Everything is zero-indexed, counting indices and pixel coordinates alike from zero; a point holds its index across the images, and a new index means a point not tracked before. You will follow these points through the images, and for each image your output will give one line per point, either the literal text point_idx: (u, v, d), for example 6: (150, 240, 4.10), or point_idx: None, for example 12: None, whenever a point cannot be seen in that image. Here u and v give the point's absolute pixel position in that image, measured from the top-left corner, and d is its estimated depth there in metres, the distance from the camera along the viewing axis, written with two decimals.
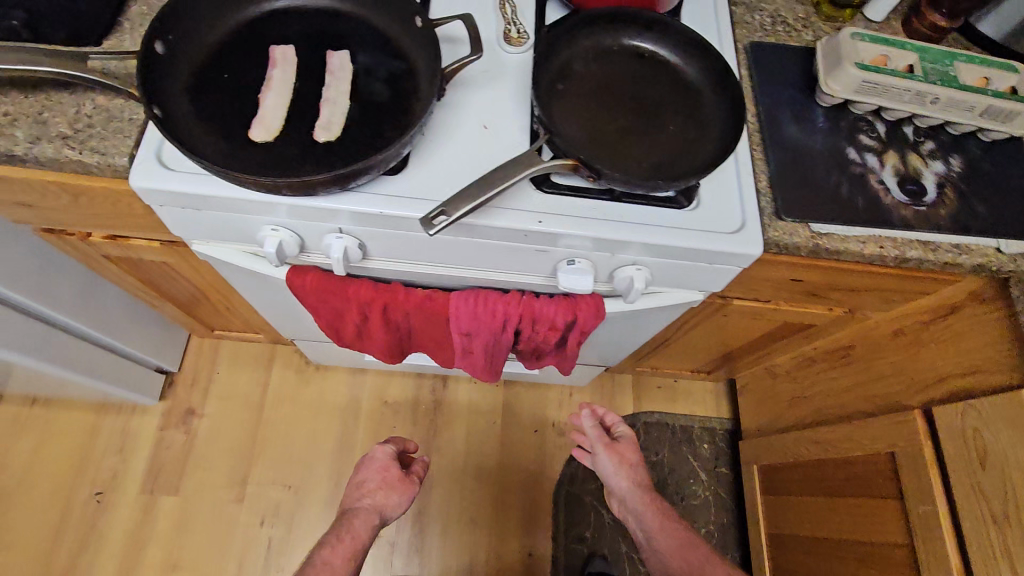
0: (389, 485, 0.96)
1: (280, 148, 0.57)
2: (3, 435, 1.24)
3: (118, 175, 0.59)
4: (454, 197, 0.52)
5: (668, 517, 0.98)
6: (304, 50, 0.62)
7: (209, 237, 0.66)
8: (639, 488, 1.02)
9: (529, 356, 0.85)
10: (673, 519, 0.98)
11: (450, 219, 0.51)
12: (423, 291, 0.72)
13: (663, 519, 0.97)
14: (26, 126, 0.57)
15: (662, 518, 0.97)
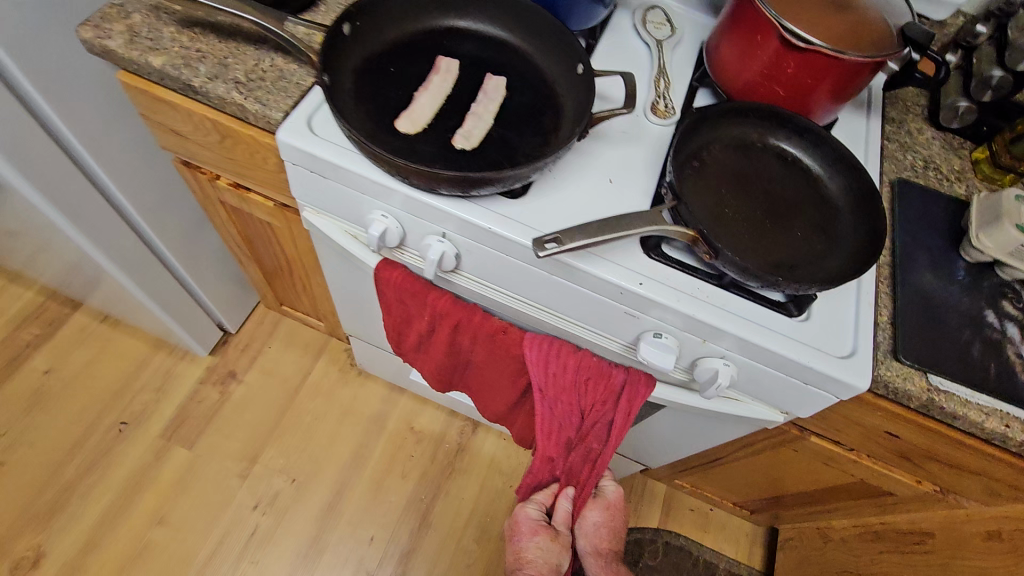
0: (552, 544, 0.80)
1: (419, 144, 0.59)
2: (66, 341, 1.29)
3: (269, 127, 0.63)
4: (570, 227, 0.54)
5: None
6: (466, 67, 0.66)
7: (323, 207, 0.69)
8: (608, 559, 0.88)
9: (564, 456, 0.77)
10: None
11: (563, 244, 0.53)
12: (500, 322, 0.70)
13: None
14: (210, 64, 0.63)
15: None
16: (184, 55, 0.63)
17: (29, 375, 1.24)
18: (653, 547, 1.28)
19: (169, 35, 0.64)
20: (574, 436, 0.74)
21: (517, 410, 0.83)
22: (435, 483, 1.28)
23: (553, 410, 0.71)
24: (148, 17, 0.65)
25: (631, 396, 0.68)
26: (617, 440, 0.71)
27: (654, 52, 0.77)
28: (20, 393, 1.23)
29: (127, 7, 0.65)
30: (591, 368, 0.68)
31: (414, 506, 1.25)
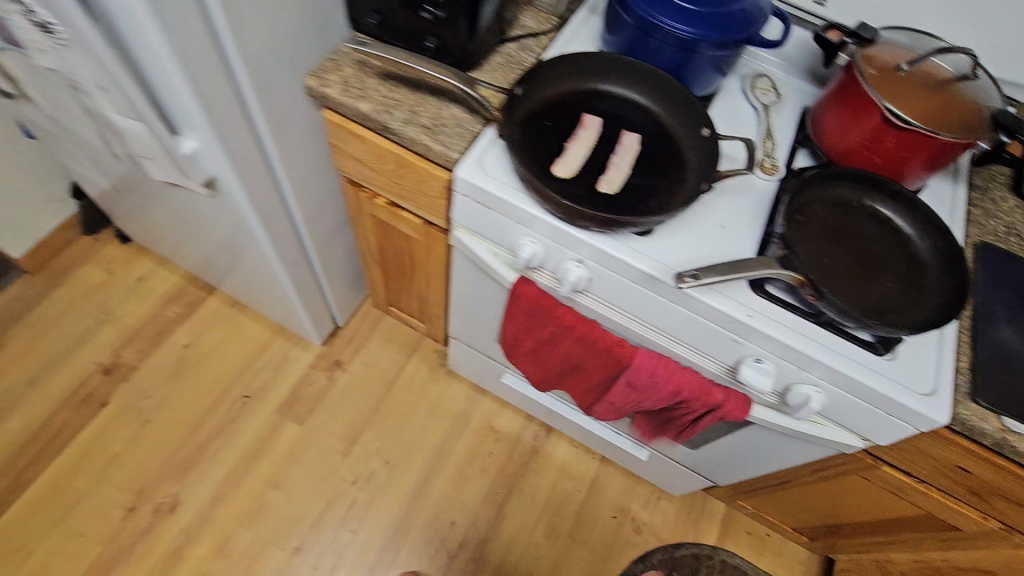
0: None
1: (571, 187, 0.73)
2: (202, 321, 1.49)
3: (447, 165, 0.78)
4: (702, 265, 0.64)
5: None
6: (607, 123, 0.79)
7: (475, 230, 0.83)
8: None
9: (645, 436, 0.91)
10: None
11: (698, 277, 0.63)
12: (617, 337, 0.82)
13: None
14: (404, 111, 0.78)
15: None
16: (385, 103, 0.79)
17: (172, 347, 1.44)
18: None
19: (372, 86, 0.80)
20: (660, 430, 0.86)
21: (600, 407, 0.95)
22: (511, 479, 1.40)
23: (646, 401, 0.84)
24: (355, 70, 0.81)
25: (725, 411, 0.78)
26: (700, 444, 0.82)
27: (761, 115, 0.89)
28: (164, 362, 1.42)
29: (339, 61, 0.81)
30: (693, 385, 0.78)
31: (491, 498, 1.37)
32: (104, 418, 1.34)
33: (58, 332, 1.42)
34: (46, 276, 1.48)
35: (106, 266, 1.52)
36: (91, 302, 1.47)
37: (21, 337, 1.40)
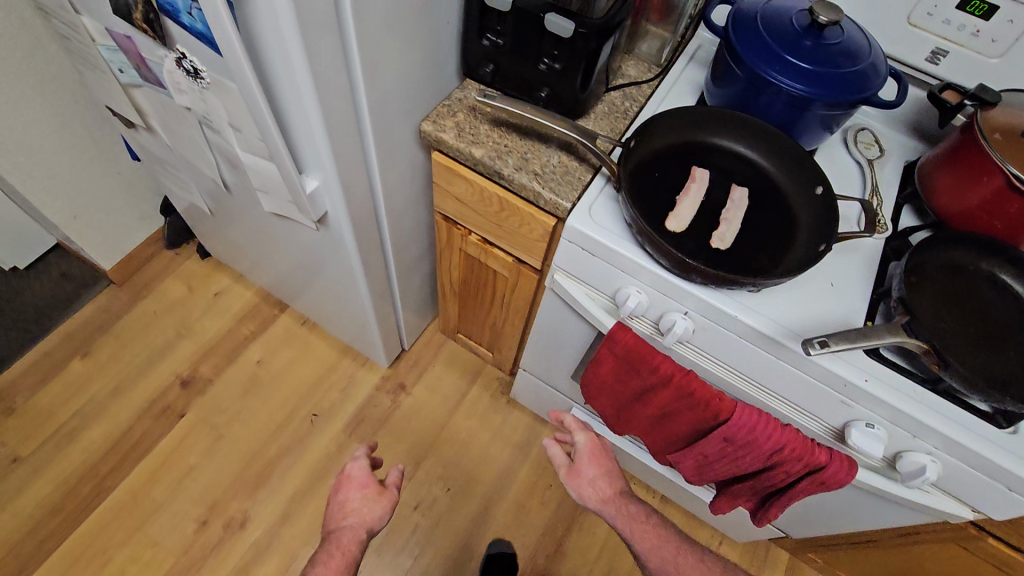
0: (592, 464, 0.95)
1: (682, 240, 0.73)
2: (275, 338, 1.54)
3: (556, 212, 0.79)
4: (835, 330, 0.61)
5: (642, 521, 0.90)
6: (715, 176, 0.79)
7: (575, 275, 0.84)
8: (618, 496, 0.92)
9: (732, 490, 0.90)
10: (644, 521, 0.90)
11: (833, 346, 0.60)
12: (715, 390, 0.81)
13: (635, 523, 0.89)
14: (516, 158, 0.80)
15: (632, 522, 0.89)
16: (497, 149, 0.81)
17: (246, 363, 1.49)
18: None
19: (485, 132, 0.82)
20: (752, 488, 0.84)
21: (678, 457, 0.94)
22: (571, 513, 1.39)
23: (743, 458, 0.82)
24: (468, 116, 0.84)
25: (828, 473, 0.77)
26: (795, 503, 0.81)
27: (864, 169, 0.87)
28: (238, 377, 1.47)
29: (453, 107, 0.84)
30: (798, 445, 0.78)
31: (551, 532, 1.37)
32: (182, 430, 1.39)
33: (142, 343, 1.49)
34: (131, 288, 1.56)
35: (187, 281, 1.59)
36: (172, 315, 1.53)
37: (108, 347, 1.47)
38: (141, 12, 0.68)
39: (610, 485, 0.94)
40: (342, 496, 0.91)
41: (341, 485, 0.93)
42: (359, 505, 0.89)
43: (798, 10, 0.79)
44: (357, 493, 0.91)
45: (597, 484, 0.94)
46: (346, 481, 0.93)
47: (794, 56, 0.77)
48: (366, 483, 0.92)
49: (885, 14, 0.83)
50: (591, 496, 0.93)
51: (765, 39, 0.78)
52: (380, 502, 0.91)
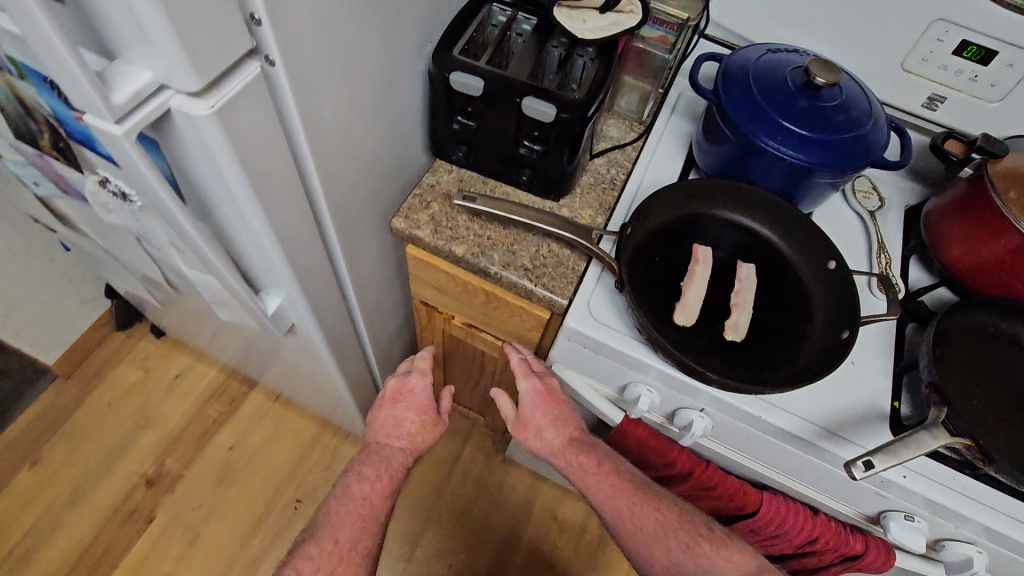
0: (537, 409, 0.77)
1: (694, 335, 0.67)
2: (245, 418, 1.42)
3: (551, 309, 0.72)
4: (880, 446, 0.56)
5: (598, 474, 0.73)
6: (718, 253, 0.73)
7: (576, 369, 0.77)
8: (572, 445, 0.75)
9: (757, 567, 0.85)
10: (602, 474, 0.73)
11: (878, 466, 0.55)
12: (737, 481, 0.76)
13: (589, 475, 0.73)
14: (501, 252, 0.72)
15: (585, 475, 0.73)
16: (480, 243, 0.73)
17: (217, 450, 1.37)
18: None
19: (463, 223, 0.74)
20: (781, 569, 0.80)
21: None
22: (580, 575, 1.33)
23: (770, 548, 0.77)
24: (442, 205, 0.75)
25: (863, 561, 0.73)
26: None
27: (867, 221, 0.82)
28: (209, 467, 1.35)
29: (425, 196, 0.75)
30: (830, 535, 0.73)
31: None
32: (152, 536, 1.27)
33: (97, 441, 1.35)
34: (80, 379, 1.41)
35: (142, 364, 1.45)
36: (128, 405, 1.40)
37: (58, 451, 1.33)
38: (48, 139, 0.57)
39: (562, 432, 0.77)
40: (397, 411, 0.85)
41: (399, 398, 0.85)
42: (414, 431, 0.83)
43: (792, 67, 0.73)
44: (409, 412, 0.84)
45: (548, 435, 0.77)
46: (404, 387, 0.85)
47: (791, 121, 0.71)
48: (419, 405, 0.85)
49: (881, 60, 0.77)
50: (543, 447, 0.78)
51: (759, 102, 0.72)
52: (428, 429, 0.85)
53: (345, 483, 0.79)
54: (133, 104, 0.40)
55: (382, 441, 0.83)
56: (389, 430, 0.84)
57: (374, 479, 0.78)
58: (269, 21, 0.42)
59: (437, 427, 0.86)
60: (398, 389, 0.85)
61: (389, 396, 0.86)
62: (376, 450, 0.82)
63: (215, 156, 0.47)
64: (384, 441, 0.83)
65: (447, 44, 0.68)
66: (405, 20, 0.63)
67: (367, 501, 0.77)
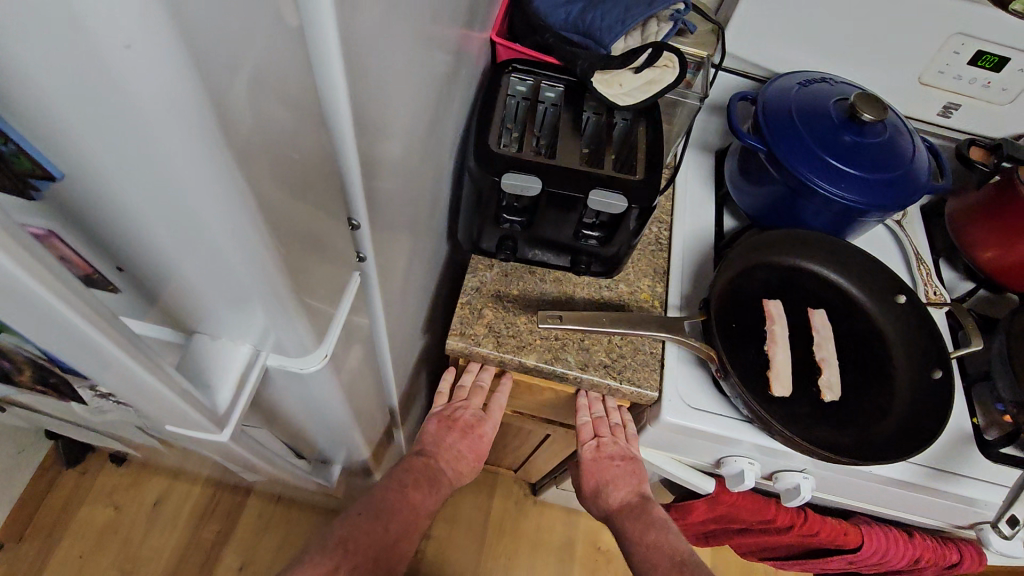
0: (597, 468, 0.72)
1: (796, 404, 0.64)
2: (249, 531, 1.26)
3: (638, 400, 0.66)
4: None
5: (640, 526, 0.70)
6: (787, 303, 0.71)
7: (661, 447, 0.72)
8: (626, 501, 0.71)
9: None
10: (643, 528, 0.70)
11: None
12: (837, 520, 0.75)
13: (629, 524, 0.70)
14: (574, 352, 0.66)
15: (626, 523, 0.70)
16: (549, 345, 0.66)
17: None
18: None
19: (525, 326, 0.66)
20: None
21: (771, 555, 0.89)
22: None
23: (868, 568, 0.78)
24: (496, 310, 0.67)
25: (959, 564, 0.76)
26: None
27: (898, 233, 0.83)
28: None
29: (473, 303, 0.67)
30: (930, 553, 0.75)
31: None
32: None
33: None
34: (35, 538, 1.19)
35: (110, 500, 1.25)
36: (105, 554, 1.20)
37: None
38: (28, 375, 0.42)
39: (623, 493, 0.72)
40: (458, 442, 0.75)
41: (462, 428, 0.75)
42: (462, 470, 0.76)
43: (836, 99, 0.70)
44: (471, 450, 0.76)
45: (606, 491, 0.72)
46: (477, 426, 0.75)
47: (839, 158, 0.67)
48: (477, 450, 0.77)
49: (894, 77, 0.77)
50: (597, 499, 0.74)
51: (806, 142, 0.68)
52: (473, 470, 0.78)
53: (398, 482, 0.71)
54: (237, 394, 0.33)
55: (435, 459, 0.74)
56: (446, 459, 0.75)
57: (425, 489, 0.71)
58: (368, 224, 0.38)
59: (478, 470, 0.79)
60: (471, 424, 0.75)
61: (457, 424, 0.75)
62: (430, 463, 0.74)
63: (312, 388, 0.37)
64: (441, 461, 0.74)
65: (485, 138, 0.59)
66: (442, 129, 0.54)
67: (416, 512, 0.70)
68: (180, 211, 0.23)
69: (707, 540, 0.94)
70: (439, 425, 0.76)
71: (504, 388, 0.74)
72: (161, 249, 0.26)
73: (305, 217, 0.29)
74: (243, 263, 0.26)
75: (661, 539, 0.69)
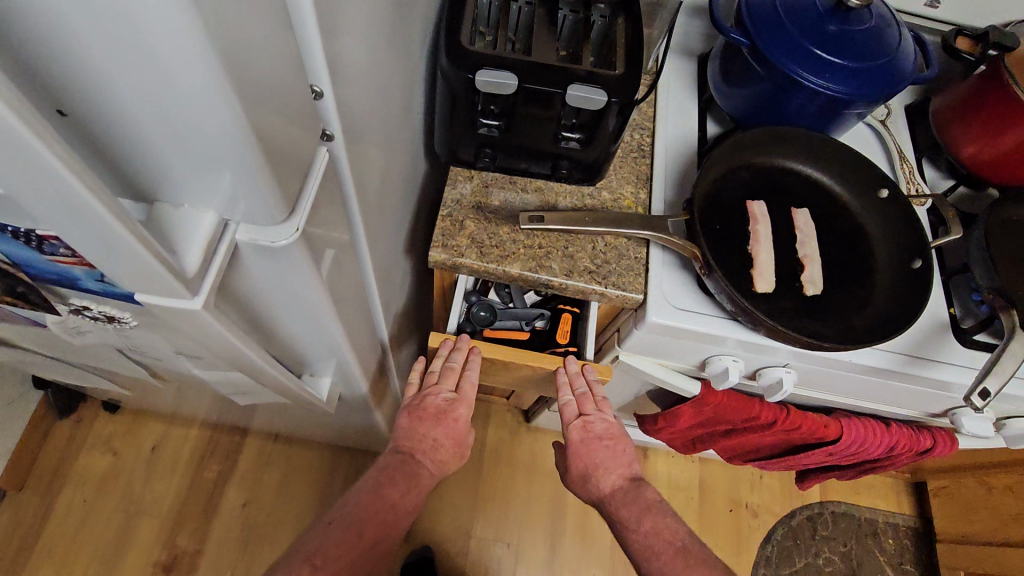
0: (589, 446, 0.75)
1: (778, 298, 0.65)
2: (250, 470, 1.29)
3: (624, 304, 0.67)
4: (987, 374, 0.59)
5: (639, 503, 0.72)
6: (770, 203, 0.70)
7: (648, 352, 0.73)
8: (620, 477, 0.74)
9: (824, 469, 0.91)
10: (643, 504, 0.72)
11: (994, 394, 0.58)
12: (818, 416, 0.77)
13: (628, 503, 0.72)
14: (559, 259, 0.65)
15: (624, 501, 0.73)
16: (533, 254, 0.65)
17: (230, 514, 1.25)
18: (823, 518, 1.46)
19: (508, 237, 0.66)
20: (853, 466, 0.86)
21: (757, 455, 0.93)
22: None
23: (848, 458, 0.82)
24: (478, 221, 0.66)
25: (934, 448, 0.79)
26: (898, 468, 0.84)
27: (882, 133, 0.82)
28: (228, 532, 1.23)
29: (455, 215, 0.66)
30: (906, 440, 0.78)
31: None
32: None
33: (86, 547, 1.18)
34: (37, 486, 1.21)
35: (108, 448, 1.26)
36: (108, 497, 1.22)
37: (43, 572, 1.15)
38: None
39: (614, 478, 0.75)
40: (435, 432, 0.73)
41: (438, 417, 0.74)
42: (445, 459, 0.74)
43: None
44: (448, 438, 0.74)
45: (600, 469, 0.75)
46: (449, 410, 0.74)
47: (824, 49, 0.65)
48: (455, 435, 0.75)
49: None
50: (590, 481, 0.76)
51: (790, 33, 0.65)
52: (456, 459, 0.76)
53: (372, 484, 0.69)
54: (206, 261, 0.32)
55: (411, 453, 0.73)
56: (424, 451, 0.73)
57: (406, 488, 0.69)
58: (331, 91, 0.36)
59: (463, 458, 0.77)
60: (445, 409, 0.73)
61: (429, 412, 0.74)
62: (406, 457, 0.72)
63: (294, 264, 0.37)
64: (419, 454, 0.72)
65: (457, 35, 0.57)
66: (409, 23, 0.51)
67: (394, 511, 0.68)
68: (126, 27, 0.21)
69: (695, 446, 0.97)
70: (410, 415, 0.74)
71: (475, 362, 0.74)
72: (109, 89, 0.23)
73: (272, 62, 0.27)
74: (203, 100, 0.24)
75: (654, 524, 0.70)
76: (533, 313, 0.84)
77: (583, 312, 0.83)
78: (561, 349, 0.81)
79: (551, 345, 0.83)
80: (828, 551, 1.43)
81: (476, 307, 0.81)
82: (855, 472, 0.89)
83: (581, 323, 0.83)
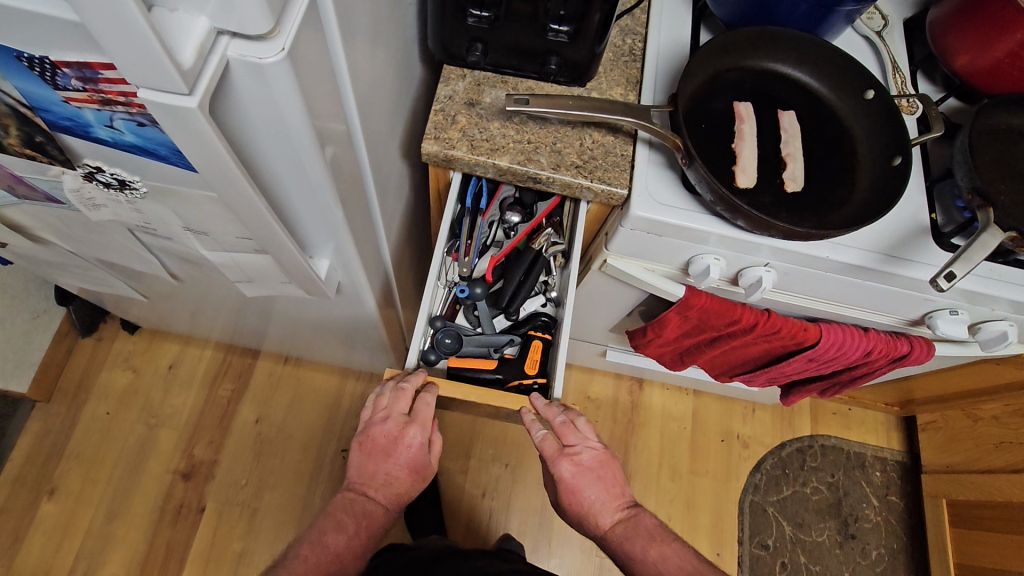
0: (582, 479, 0.70)
1: (758, 192, 0.67)
2: (262, 389, 1.36)
3: (610, 200, 0.69)
4: (956, 257, 0.62)
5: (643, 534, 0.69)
6: (756, 104, 0.71)
7: (634, 253, 0.76)
8: (621, 507, 0.70)
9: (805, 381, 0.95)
10: (647, 536, 0.68)
11: (958, 277, 0.61)
12: (798, 321, 0.80)
13: (634, 535, 0.68)
14: (547, 154, 0.68)
15: (631, 535, 0.68)
16: (523, 149, 0.68)
17: (243, 429, 1.32)
18: (812, 450, 1.51)
19: (499, 132, 0.68)
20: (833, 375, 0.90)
21: (741, 369, 0.97)
22: (624, 440, 1.48)
23: (828, 365, 0.86)
24: (469, 116, 0.68)
25: (912, 356, 0.83)
26: (876, 377, 0.88)
27: (877, 44, 0.82)
28: (242, 445, 1.30)
29: (447, 110, 0.69)
30: (883, 346, 0.81)
31: None
32: (209, 526, 1.24)
33: (110, 455, 1.26)
34: (64, 399, 1.29)
35: (128, 365, 1.33)
36: (129, 411, 1.30)
37: (73, 475, 1.24)
38: (17, 135, 0.46)
39: (614, 508, 0.70)
40: (387, 465, 0.72)
41: (388, 449, 0.72)
42: (400, 491, 0.72)
43: None
44: (401, 468, 0.72)
45: (599, 500, 0.70)
46: (400, 437, 0.71)
47: None
48: (410, 464, 0.72)
49: None
50: (592, 521, 0.70)
51: None
52: (418, 485, 0.74)
53: (320, 528, 0.71)
54: (201, 64, 0.35)
55: (365, 490, 0.72)
56: (376, 484, 0.72)
57: (353, 530, 0.71)
58: None
59: (425, 481, 0.74)
60: (394, 438, 0.71)
61: (379, 444, 0.72)
62: (358, 496, 0.72)
63: (282, 98, 0.39)
64: (370, 489, 0.72)
65: None
66: None
67: (341, 553, 0.70)
68: None
69: (683, 363, 1.01)
70: (362, 450, 0.72)
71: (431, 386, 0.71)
72: None
73: None
74: None
75: (661, 551, 0.67)
76: (503, 339, 0.81)
77: (555, 338, 0.82)
78: (529, 380, 0.79)
79: (519, 374, 0.80)
80: (816, 482, 1.48)
81: (440, 333, 0.79)
82: (835, 384, 0.92)
83: (551, 350, 0.81)
